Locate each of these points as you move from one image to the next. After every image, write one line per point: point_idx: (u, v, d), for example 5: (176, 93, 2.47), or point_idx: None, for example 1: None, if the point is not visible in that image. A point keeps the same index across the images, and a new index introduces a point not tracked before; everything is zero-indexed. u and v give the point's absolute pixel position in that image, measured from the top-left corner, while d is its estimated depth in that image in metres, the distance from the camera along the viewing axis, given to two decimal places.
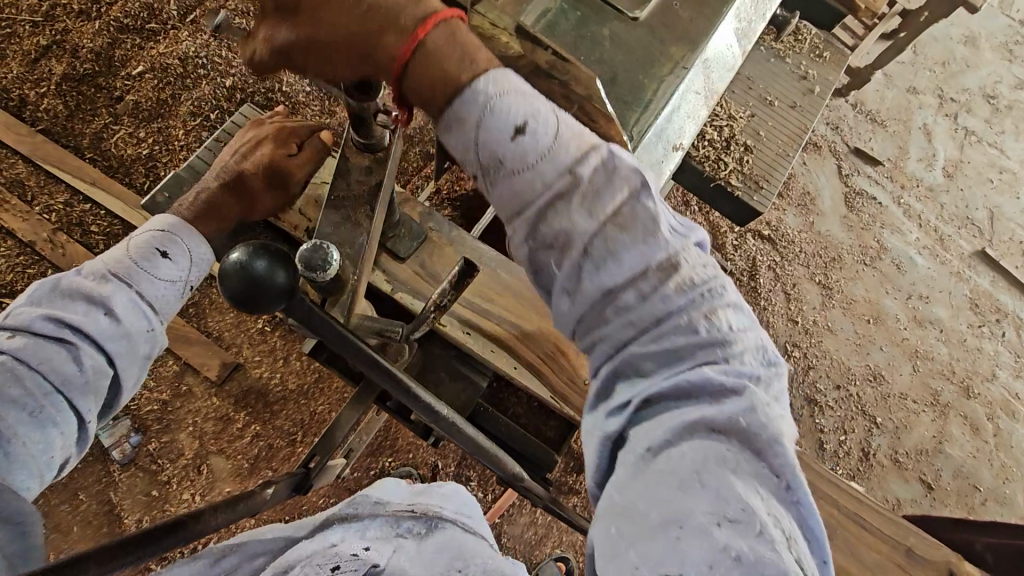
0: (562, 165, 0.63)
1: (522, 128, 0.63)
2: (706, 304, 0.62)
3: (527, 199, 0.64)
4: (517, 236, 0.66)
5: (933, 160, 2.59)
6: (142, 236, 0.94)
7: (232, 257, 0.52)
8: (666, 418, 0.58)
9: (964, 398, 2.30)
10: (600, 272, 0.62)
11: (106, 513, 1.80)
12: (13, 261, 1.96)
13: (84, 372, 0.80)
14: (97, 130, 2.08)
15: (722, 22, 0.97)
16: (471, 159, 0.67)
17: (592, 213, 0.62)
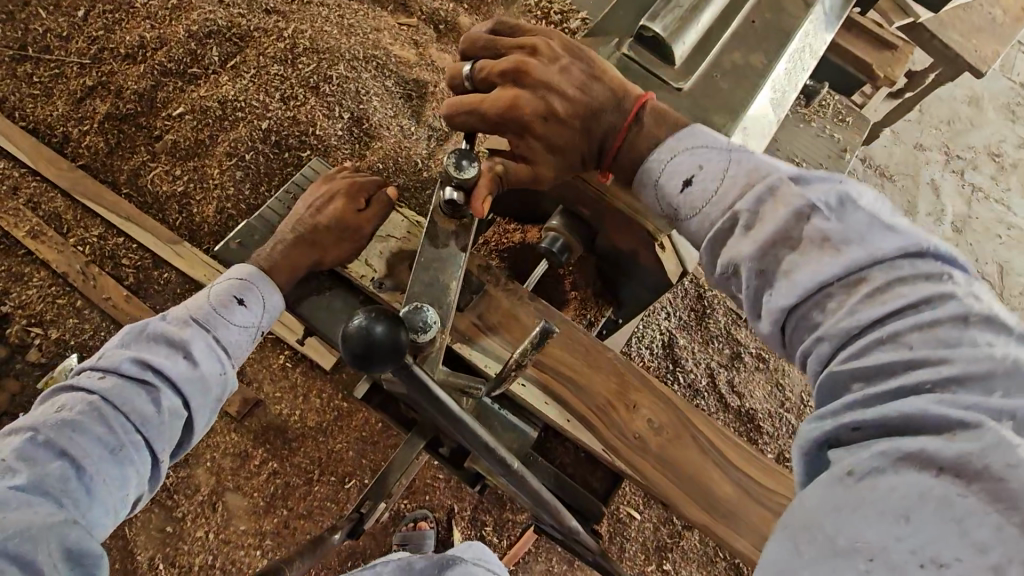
0: (723, 205, 0.81)
1: (688, 178, 0.86)
2: (934, 318, 0.61)
3: (720, 218, 0.81)
4: (720, 255, 0.80)
5: (942, 214, 2.65)
6: (222, 284, 1.02)
7: (355, 320, 0.58)
8: (880, 433, 0.58)
9: None
10: (802, 280, 0.70)
11: (119, 549, 1.78)
12: (45, 292, 2.01)
13: (161, 413, 0.85)
14: (135, 167, 2.15)
15: (759, 93, 1.05)
16: (664, 204, 0.90)
17: (748, 233, 0.77)
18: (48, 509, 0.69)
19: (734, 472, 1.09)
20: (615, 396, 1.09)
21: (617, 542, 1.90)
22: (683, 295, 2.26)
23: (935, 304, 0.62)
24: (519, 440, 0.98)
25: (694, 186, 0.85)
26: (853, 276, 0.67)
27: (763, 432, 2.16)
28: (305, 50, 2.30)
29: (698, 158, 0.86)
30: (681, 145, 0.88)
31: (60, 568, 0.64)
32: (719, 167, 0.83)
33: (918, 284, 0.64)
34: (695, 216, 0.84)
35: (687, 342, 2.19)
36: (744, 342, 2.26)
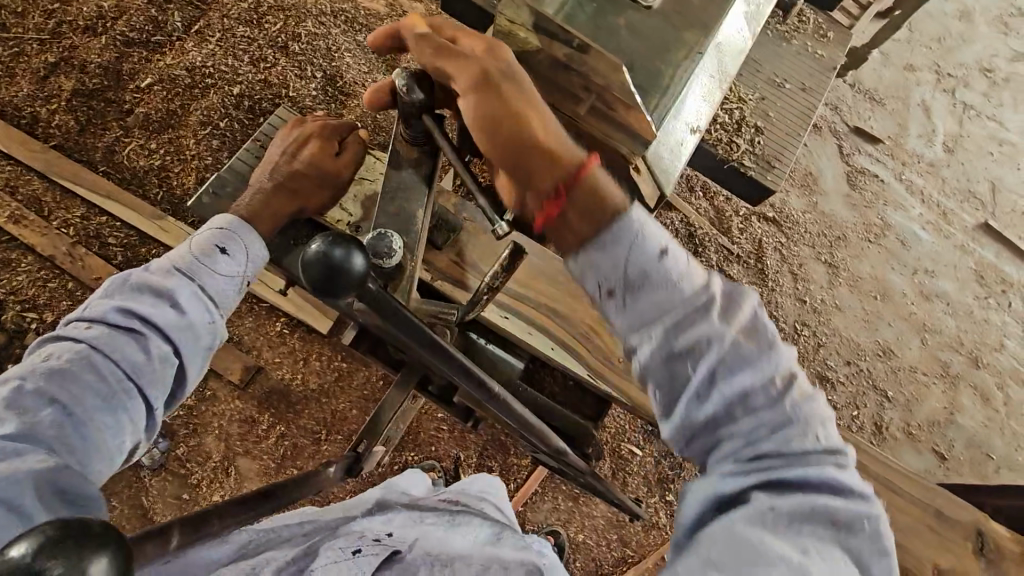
0: (693, 282, 0.72)
1: (661, 248, 0.73)
2: (820, 432, 0.69)
3: (668, 337, 0.71)
4: (651, 368, 0.72)
5: (933, 135, 2.62)
6: (204, 234, 1.02)
7: (314, 246, 0.56)
8: (792, 494, 0.65)
9: (973, 368, 2.33)
10: (735, 369, 0.69)
11: (139, 516, 1.85)
12: (35, 276, 2.00)
13: (151, 360, 0.87)
14: (109, 144, 2.11)
15: (732, 6, 1.02)
16: (607, 262, 0.74)
17: (728, 324, 0.70)
18: (38, 455, 0.70)
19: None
20: (596, 322, 1.10)
21: (619, 476, 1.96)
22: (673, 235, 2.27)
23: (820, 407, 0.70)
24: (507, 373, 1.03)
25: (658, 262, 0.73)
26: (785, 408, 0.68)
27: None
28: (271, 8, 2.22)
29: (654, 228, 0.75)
30: (629, 227, 0.74)
31: (53, 504, 0.66)
32: (673, 264, 0.73)
33: (818, 405, 0.70)
34: (631, 313, 0.73)
35: None
36: (736, 278, 2.27)
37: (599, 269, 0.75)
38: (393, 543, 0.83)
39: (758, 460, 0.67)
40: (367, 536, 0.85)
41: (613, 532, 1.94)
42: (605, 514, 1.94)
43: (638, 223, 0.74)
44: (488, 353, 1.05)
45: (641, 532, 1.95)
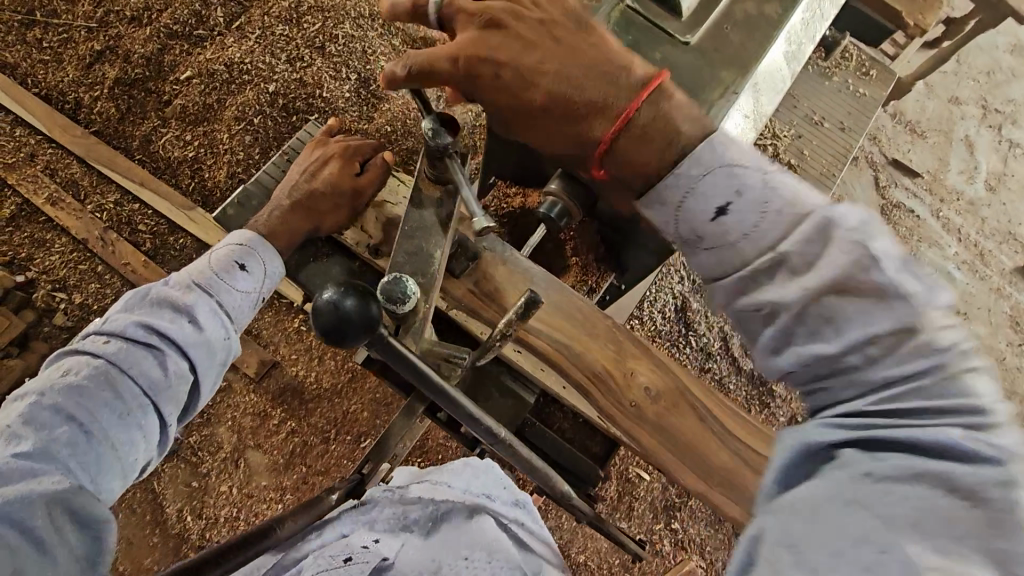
0: (767, 239, 0.70)
1: (722, 205, 0.74)
2: (935, 381, 0.61)
3: (757, 254, 0.71)
4: (744, 292, 0.73)
5: (974, 173, 2.53)
6: (224, 248, 1.05)
7: (324, 296, 0.58)
8: (890, 458, 0.57)
9: None
10: (820, 311, 0.66)
11: (150, 501, 1.89)
12: (68, 258, 2.06)
13: (168, 376, 0.88)
14: (146, 133, 2.16)
15: (773, 44, 1.00)
16: (670, 226, 0.81)
17: (799, 277, 0.67)
18: (53, 476, 0.72)
19: (732, 443, 1.08)
20: (612, 362, 1.06)
21: (625, 501, 1.94)
22: None
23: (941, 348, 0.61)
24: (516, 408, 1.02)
25: (715, 219, 0.75)
26: (885, 359, 0.63)
27: (776, 395, 2.16)
28: (311, 9, 2.25)
29: (724, 181, 0.75)
30: (680, 186, 0.78)
31: (67, 528, 0.69)
32: (767, 189, 0.72)
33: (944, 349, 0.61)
34: (719, 246, 0.75)
35: (699, 306, 2.20)
36: None
37: (676, 201, 0.79)
38: (380, 550, 0.81)
39: (858, 409, 0.63)
40: (355, 544, 0.82)
41: (615, 556, 1.92)
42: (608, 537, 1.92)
43: (733, 156, 0.76)
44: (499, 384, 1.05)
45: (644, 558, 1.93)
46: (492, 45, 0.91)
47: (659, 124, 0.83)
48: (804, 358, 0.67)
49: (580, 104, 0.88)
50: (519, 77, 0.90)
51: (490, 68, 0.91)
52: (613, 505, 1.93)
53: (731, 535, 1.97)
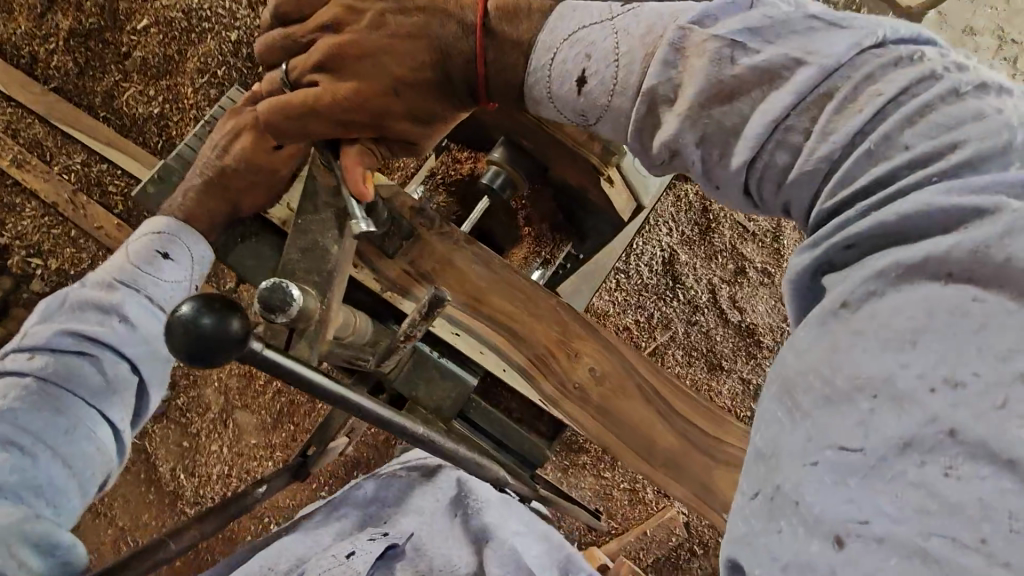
0: (633, 79, 0.73)
1: (582, 73, 0.77)
2: (876, 143, 0.60)
3: (635, 103, 0.73)
4: (655, 140, 0.73)
5: None
6: (142, 238, 1.01)
7: (180, 311, 0.52)
8: (864, 264, 0.58)
9: None
10: (734, 131, 0.67)
11: (144, 459, 1.96)
12: (40, 222, 2.03)
13: (108, 379, 0.93)
14: (108, 89, 2.06)
15: None
16: (565, 107, 0.81)
17: (684, 97, 0.69)
18: (7, 508, 0.78)
19: (681, 424, 1.09)
20: (556, 344, 1.06)
21: (610, 453, 1.97)
22: (686, 208, 2.15)
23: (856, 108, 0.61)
24: (457, 391, 1.03)
25: (585, 90, 0.77)
26: (818, 152, 0.62)
27: (763, 346, 2.14)
28: None
29: (576, 47, 0.77)
30: (546, 79, 0.81)
31: (30, 555, 0.76)
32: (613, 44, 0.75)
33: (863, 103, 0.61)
34: (611, 108, 0.75)
35: (688, 258, 2.14)
36: (749, 257, 2.16)
37: (545, 98, 0.83)
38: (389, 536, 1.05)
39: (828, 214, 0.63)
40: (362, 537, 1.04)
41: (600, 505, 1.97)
42: (593, 488, 1.96)
43: (581, 23, 0.78)
44: (440, 368, 1.04)
45: (627, 506, 1.98)
46: (328, 59, 0.90)
47: (508, 48, 0.84)
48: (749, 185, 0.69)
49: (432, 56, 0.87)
50: (389, 69, 0.87)
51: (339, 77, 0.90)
52: (598, 457, 1.96)
53: None
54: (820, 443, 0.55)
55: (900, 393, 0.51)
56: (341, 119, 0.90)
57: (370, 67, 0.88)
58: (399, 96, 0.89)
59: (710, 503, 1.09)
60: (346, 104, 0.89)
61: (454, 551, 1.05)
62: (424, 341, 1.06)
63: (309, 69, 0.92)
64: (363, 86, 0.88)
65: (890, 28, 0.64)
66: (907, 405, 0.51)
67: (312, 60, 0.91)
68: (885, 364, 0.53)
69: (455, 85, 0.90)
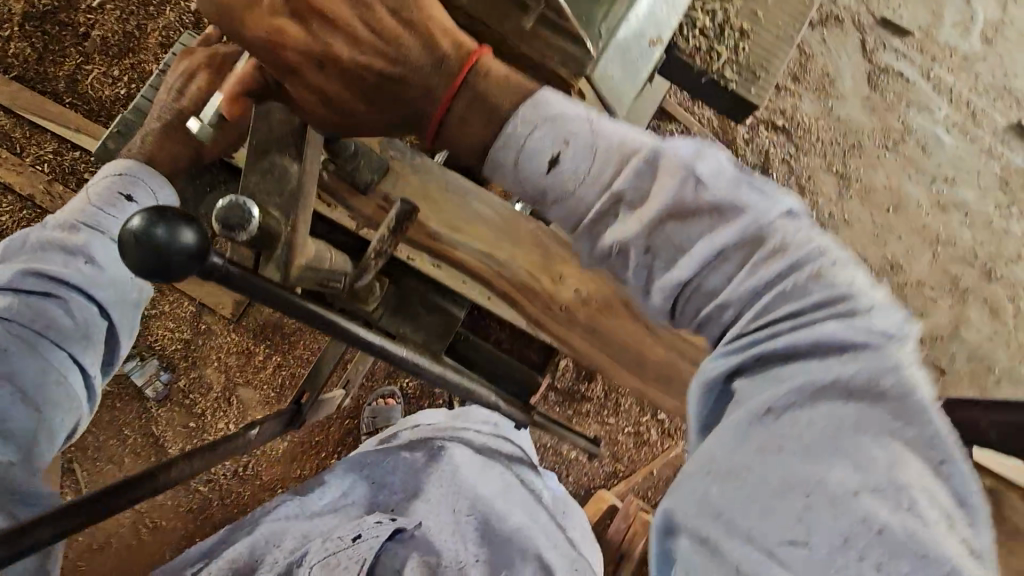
0: (599, 181, 0.70)
1: (552, 155, 0.70)
2: (799, 282, 0.63)
3: (595, 198, 0.70)
4: (602, 237, 0.71)
5: (970, 23, 2.33)
6: (103, 182, 1.04)
7: (129, 224, 0.50)
8: (782, 377, 0.61)
9: (986, 281, 2.23)
10: (681, 247, 0.67)
11: (153, 443, 1.97)
12: (19, 216, 1.99)
13: (76, 320, 0.96)
14: (71, 73, 2.00)
15: None
16: (519, 183, 0.73)
17: (637, 206, 0.69)
18: None
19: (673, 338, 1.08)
20: (539, 268, 1.07)
21: (613, 398, 1.99)
22: None
23: (788, 254, 0.64)
24: None
25: (547, 169, 0.71)
26: (745, 280, 0.65)
27: None
28: None
29: (556, 131, 0.70)
30: (511, 138, 0.71)
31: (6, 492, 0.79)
32: (590, 134, 0.70)
33: (793, 246, 0.64)
34: (569, 197, 0.71)
35: None
36: None
37: (507, 165, 0.72)
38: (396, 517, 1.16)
39: (749, 327, 0.64)
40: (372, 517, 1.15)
41: (606, 449, 2.00)
42: (598, 434, 1.99)
43: (563, 109, 0.71)
44: None
45: (633, 449, 2.01)
46: None
47: (475, 110, 0.72)
48: (674, 298, 0.69)
49: (396, 66, 0.71)
50: (336, 53, 0.71)
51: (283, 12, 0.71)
52: (601, 403, 1.98)
53: None
54: (745, 541, 0.57)
55: (830, 492, 0.55)
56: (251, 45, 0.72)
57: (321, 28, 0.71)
58: (330, 82, 0.72)
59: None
60: (272, 48, 0.72)
61: (466, 529, 1.17)
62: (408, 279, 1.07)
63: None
64: (293, 35, 0.71)
65: (797, 205, 0.69)
66: (836, 514, 0.54)
67: None
68: (818, 468, 0.56)
69: (404, 117, 0.75)
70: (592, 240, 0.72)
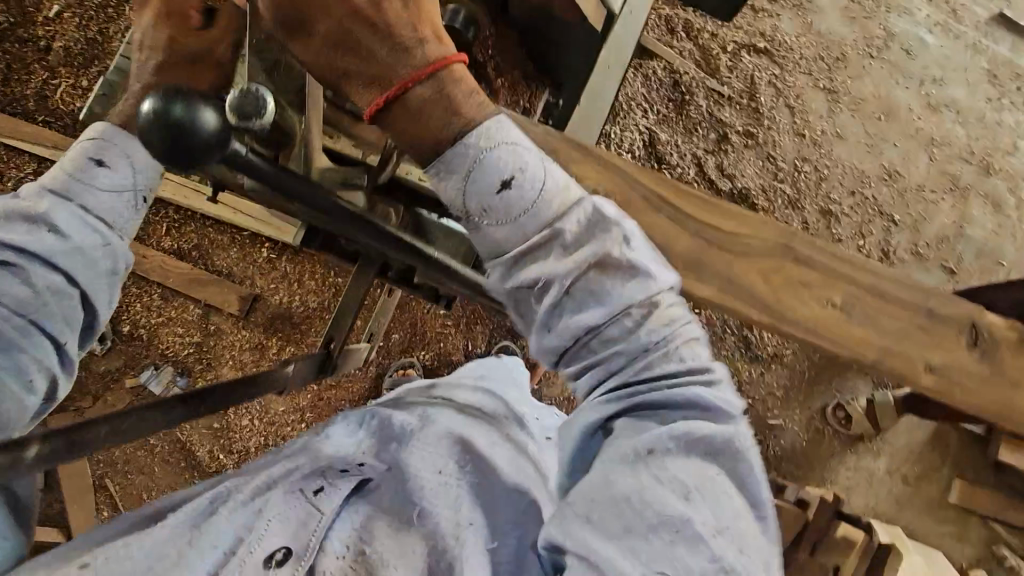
0: (542, 218, 0.66)
1: (506, 177, 0.65)
2: (679, 343, 0.68)
3: (534, 233, 0.66)
4: (520, 273, 0.67)
5: None
6: (79, 144, 0.90)
7: (144, 107, 0.56)
8: (660, 424, 0.64)
9: (985, 176, 2.22)
10: (595, 294, 0.66)
11: (181, 449, 1.97)
12: None
13: (38, 296, 0.85)
14: (39, 90, 1.95)
15: None
16: (450, 197, 0.67)
17: (572, 254, 0.66)
18: None
19: (696, 227, 1.07)
20: None
21: None
22: (657, 86, 2.08)
23: (678, 326, 0.68)
24: (463, 245, 1.03)
25: (496, 192, 0.65)
26: (643, 331, 0.66)
27: (757, 208, 2.12)
28: None
29: (514, 155, 0.65)
30: (466, 155, 0.64)
31: None
32: (540, 170, 0.66)
33: (683, 328, 0.69)
34: (505, 220, 0.66)
35: (668, 136, 2.08)
36: (729, 122, 2.12)
37: (452, 177, 0.65)
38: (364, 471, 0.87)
39: (642, 391, 0.66)
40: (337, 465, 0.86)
41: None
42: None
43: (519, 137, 0.67)
44: (440, 225, 1.04)
45: None
46: None
47: (438, 108, 0.63)
48: (576, 344, 0.68)
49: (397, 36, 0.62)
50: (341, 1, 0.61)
51: None
52: None
53: (731, 346, 2.05)
54: (618, 549, 0.59)
55: (691, 535, 0.59)
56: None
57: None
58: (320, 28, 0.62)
59: (735, 298, 1.06)
60: None
61: (458, 505, 0.82)
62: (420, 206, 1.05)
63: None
64: None
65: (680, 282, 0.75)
66: (691, 542, 0.58)
67: None
68: (679, 508, 0.59)
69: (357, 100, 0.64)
70: (506, 271, 0.68)
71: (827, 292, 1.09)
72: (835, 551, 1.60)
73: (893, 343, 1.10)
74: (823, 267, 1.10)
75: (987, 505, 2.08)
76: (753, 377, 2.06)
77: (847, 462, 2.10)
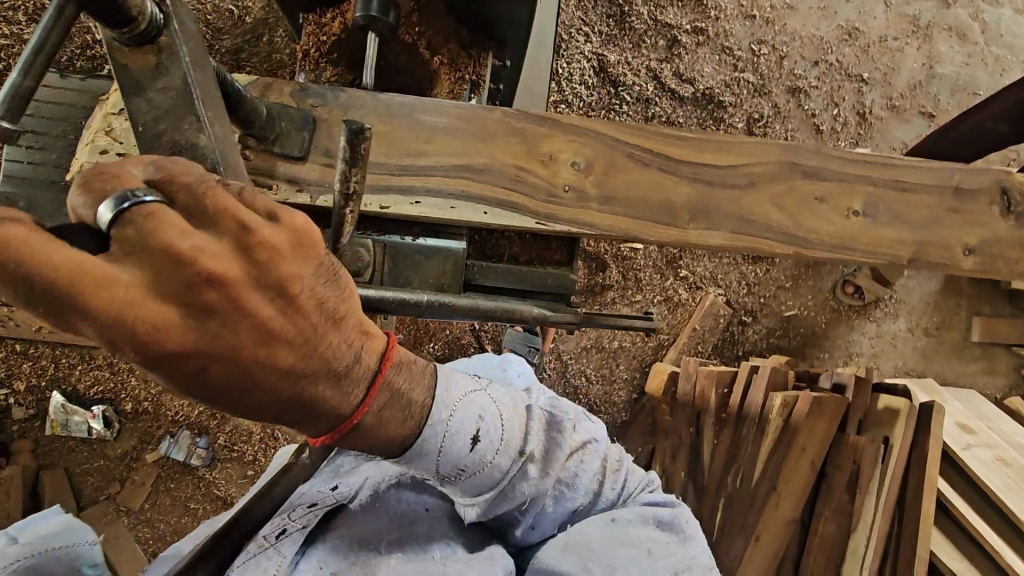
0: (513, 449, 0.66)
1: (474, 433, 0.63)
2: (627, 481, 0.77)
3: (510, 466, 0.66)
4: (488, 498, 0.68)
5: None
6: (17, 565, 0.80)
7: None
8: (624, 512, 0.73)
9: (945, 9, 2.13)
10: (564, 489, 0.71)
11: (223, 505, 1.94)
12: None
13: None
14: None
15: None
16: (422, 471, 0.64)
17: (547, 471, 0.68)
18: None
19: (690, 170, 1.01)
20: (522, 157, 0.98)
21: (631, 276, 1.94)
22: (592, 4, 1.93)
23: (624, 471, 0.77)
24: (450, 263, 0.93)
25: (470, 450, 0.63)
26: (605, 494, 0.74)
27: (725, 105, 2.02)
28: None
29: (473, 407, 0.64)
30: (436, 428, 0.61)
31: None
32: (496, 413, 0.66)
33: (622, 466, 0.78)
34: (482, 472, 0.65)
35: (617, 56, 1.95)
36: (676, 23, 1.99)
37: (432, 455, 0.62)
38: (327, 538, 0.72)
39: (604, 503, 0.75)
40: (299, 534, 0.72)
41: None
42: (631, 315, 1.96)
43: (465, 384, 0.65)
44: (421, 248, 0.93)
45: (671, 313, 2.00)
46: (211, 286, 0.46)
47: (394, 406, 0.59)
48: (549, 524, 0.73)
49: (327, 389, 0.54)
50: (256, 368, 0.50)
51: (193, 310, 0.46)
52: (622, 285, 1.94)
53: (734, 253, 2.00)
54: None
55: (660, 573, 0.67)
56: (139, 346, 0.44)
57: (238, 314, 0.48)
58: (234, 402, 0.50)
59: (753, 229, 1.01)
60: (168, 356, 0.46)
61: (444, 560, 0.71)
62: (393, 234, 0.95)
63: (143, 252, 0.44)
64: (186, 339, 0.46)
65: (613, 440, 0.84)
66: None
67: (200, 261, 0.45)
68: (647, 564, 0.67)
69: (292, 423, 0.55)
70: (486, 508, 0.69)
71: (847, 200, 1.04)
72: (882, 424, 1.53)
73: (925, 233, 1.05)
74: (833, 176, 1.05)
75: (1009, 334, 2.12)
76: (761, 277, 2.03)
77: (869, 331, 2.11)
